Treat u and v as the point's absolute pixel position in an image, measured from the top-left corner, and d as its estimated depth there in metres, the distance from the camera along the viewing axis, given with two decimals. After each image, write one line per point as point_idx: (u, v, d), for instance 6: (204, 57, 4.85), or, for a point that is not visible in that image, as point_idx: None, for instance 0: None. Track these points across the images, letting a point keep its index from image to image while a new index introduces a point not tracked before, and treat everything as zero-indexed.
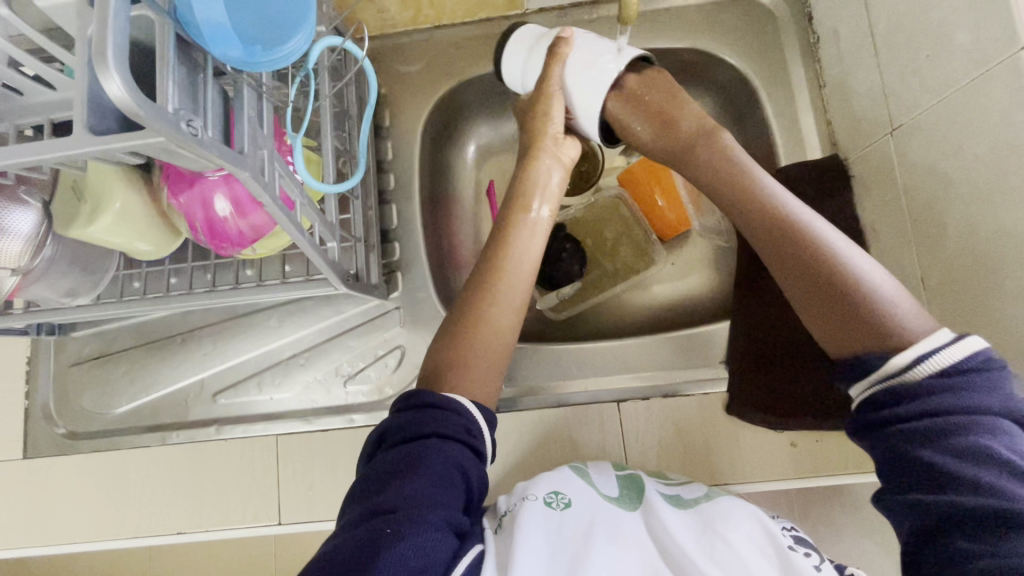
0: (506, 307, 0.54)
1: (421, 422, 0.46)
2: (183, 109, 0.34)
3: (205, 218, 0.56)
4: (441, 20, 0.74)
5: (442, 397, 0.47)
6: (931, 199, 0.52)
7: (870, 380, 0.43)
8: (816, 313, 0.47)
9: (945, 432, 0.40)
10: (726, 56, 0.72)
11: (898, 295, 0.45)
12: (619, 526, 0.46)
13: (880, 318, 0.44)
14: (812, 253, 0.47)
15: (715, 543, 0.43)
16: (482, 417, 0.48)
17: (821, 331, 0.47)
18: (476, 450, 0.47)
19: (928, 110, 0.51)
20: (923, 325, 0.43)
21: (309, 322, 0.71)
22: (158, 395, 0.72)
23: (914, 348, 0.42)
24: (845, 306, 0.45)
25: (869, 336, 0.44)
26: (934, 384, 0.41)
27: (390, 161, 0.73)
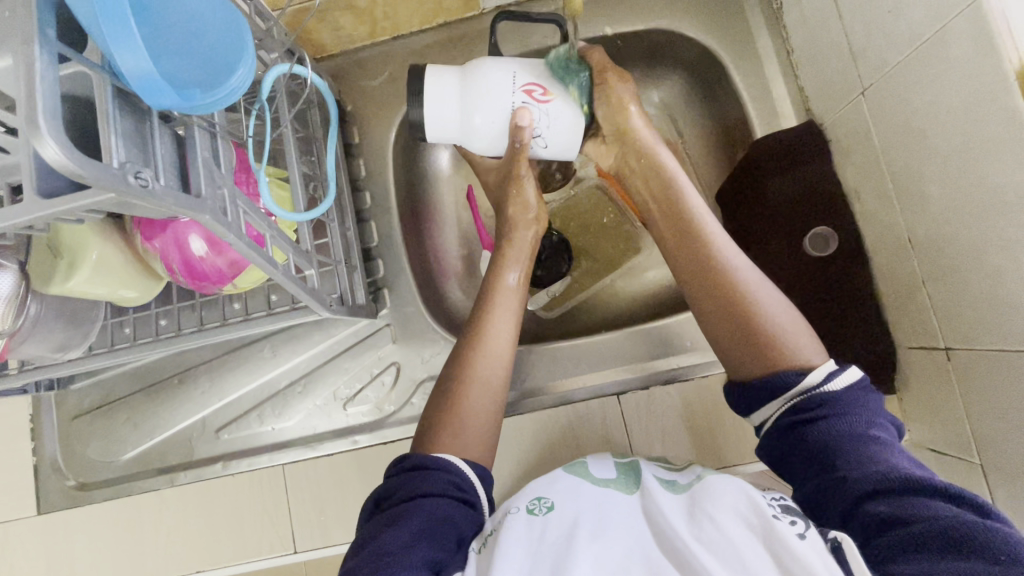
0: (495, 360, 0.56)
1: (407, 481, 0.48)
2: (130, 162, 0.34)
3: (181, 258, 0.56)
4: (398, 30, 0.73)
5: (436, 458, 0.50)
6: (909, 156, 0.51)
7: (786, 395, 0.46)
8: (717, 330, 0.51)
9: (828, 421, 0.44)
10: (689, 31, 0.71)
11: (796, 324, 0.49)
12: (607, 520, 0.44)
13: (771, 341, 0.48)
14: (718, 271, 0.51)
15: (702, 523, 0.41)
16: (474, 474, 0.50)
17: (719, 349, 0.51)
18: (469, 502, 0.49)
19: (896, 66, 0.50)
20: (808, 351, 0.47)
21: (302, 349, 0.71)
22: (162, 437, 0.72)
23: (819, 369, 0.46)
24: (753, 333, 0.49)
25: (768, 359, 0.48)
26: (833, 394, 0.45)
27: (364, 179, 0.73)
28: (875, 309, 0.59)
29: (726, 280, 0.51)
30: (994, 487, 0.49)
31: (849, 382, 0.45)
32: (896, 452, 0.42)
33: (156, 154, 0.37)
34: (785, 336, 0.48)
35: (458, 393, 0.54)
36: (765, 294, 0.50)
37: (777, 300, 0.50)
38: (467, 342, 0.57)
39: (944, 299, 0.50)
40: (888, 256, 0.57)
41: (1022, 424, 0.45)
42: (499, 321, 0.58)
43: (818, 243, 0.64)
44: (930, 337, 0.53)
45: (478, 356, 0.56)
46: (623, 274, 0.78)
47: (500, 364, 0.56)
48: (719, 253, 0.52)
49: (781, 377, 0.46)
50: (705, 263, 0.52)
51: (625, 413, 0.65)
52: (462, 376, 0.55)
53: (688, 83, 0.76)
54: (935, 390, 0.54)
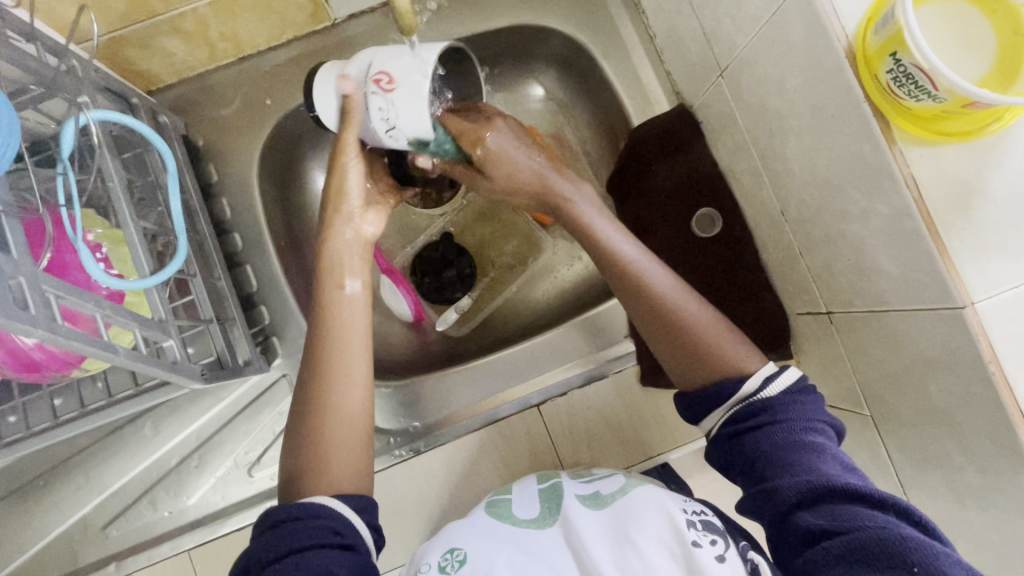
0: (353, 387, 0.50)
1: (275, 544, 0.43)
2: None
3: (3, 350, 0.47)
4: (242, 51, 0.65)
5: (300, 506, 0.45)
6: (770, 135, 0.52)
7: (727, 404, 0.48)
8: (664, 350, 0.52)
9: (769, 432, 0.45)
10: (555, 25, 0.69)
11: (731, 333, 0.51)
12: (521, 564, 0.45)
13: (711, 354, 0.50)
14: (650, 292, 0.52)
15: (627, 554, 0.44)
16: (350, 510, 0.46)
17: (669, 366, 0.52)
18: (349, 545, 0.44)
19: (745, 48, 0.51)
20: (748, 357, 0.50)
21: (190, 418, 0.64)
22: (35, 549, 0.62)
23: (756, 375, 0.48)
24: (689, 344, 0.50)
25: (707, 369, 0.50)
26: (772, 401, 0.47)
27: (231, 219, 0.66)
28: (765, 281, 0.62)
29: (661, 300, 0.51)
30: (886, 434, 0.52)
31: (781, 390, 0.47)
32: (830, 456, 0.44)
33: None
34: (724, 348, 0.50)
35: (316, 432, 0.49)
36: (697, 310, 0.52)
37: (708, 312, 0.52)
38: (314, 368, 0.51)
39: (818, 268, 0.53)
40: (767, 231, 0.59)
41: (899, 377, 0.47)
42: (348, 344, 0.51)
43: (705, 224, 0.65)
44: (814, 303, 0.56)
45: (333, 384, 0.50)
46: (529, 277, 0.76)
47: (359, 395, 0.51)
48: (647, 272, 0.53)
49: (719, 386, 0.48)
50: (637, 283, 0.52)
51: (548, 423, 0.64)
52: (316, 410, 0.49)
53: (564, 76, 0.75)
54: (824, 351, 0.57)
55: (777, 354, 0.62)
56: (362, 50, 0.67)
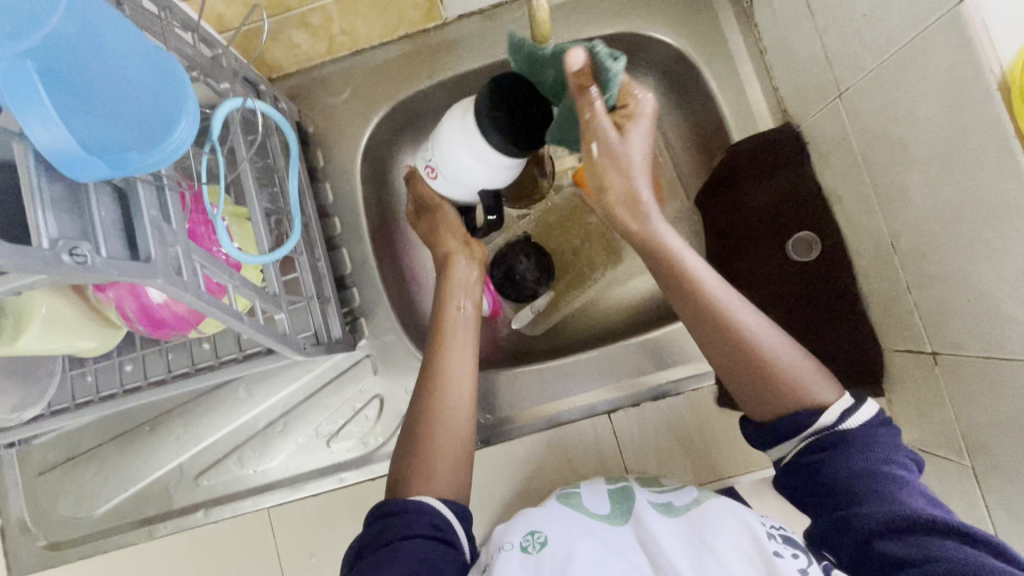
0: (457, 384, 0.55)
1: (385, 530, 0.47)
2: (63, 236, 0.31)
3: (137, 305, 0.52)
4: (357, 45, 0.69)
5: (407, 501, 0.49)
6: (889, 162, 0.50)
7: (801, 436, 0.46)
8: (728, 367, 0.49)
9: (843, 458, 0.44)
10: (661, 34, 0.68)
11: (801, 358, 0.48)
12: (601, 550, 0.46)
13: (783, 382, 0.47)
14: (717, 313, 0.49)
15: (705, 556, 0.44)
16: (453, 513, 0.49)
17: (734, 386, 0.50)
18: (448, 541, 0.48)
19: (874, 70, 0.49)
20: (820, 387, 0.47)
21: (280, 386, 0.68)
22: (136, 488, 0.68)
23: (833, 410, 0.46)
24: (754, 364, 0.48)
25: (774, 393, 0.47)
26: (845, 432, 0.45)
27: (332, 204, 0.70)
28: (860, 313, 0.59)
29: (729, 322, 0.49)
30: (985, 488, 0.49)
31: (858, 418, 0.45)
32: (912, 490, 0.42)
33: (95, 221, 0.33)
34: (797, 376, 0.47)
35: (430, 428, 0.53)
36: (768, 335, 0.49)
37: (776, 333, 0.49)
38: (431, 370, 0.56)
39: (929, 306, 0.50)
40: (871, 261, 0.56)
41: (1011, 430, 0.45)
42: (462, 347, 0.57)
43: (800, 248, 0.63)
44: (917, 341, 0.53)
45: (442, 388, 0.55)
46: (605, 285, 0.76)
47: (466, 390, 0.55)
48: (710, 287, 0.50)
49: (795, 417, 0.46)
50: (704, 300, 0.49)
51: (617, 431, 0.64)
52: (426, 409, 0.54)
53: (661, 86, 0.75)
54: (921, 393, 0.54)
55: (866, 390, 0.60)
56: (468, 49, 0.69)
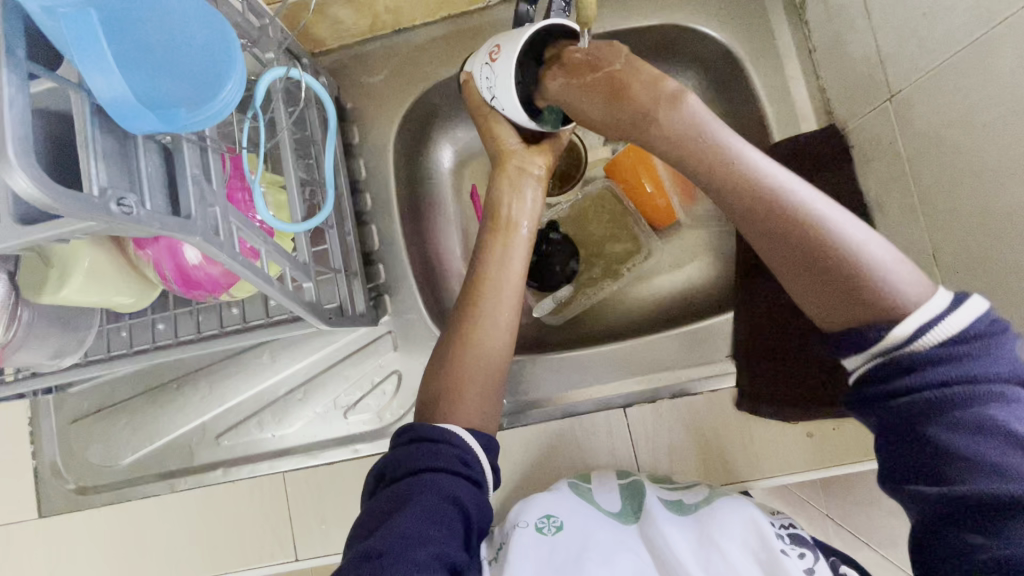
0: (495, 331, 0.54)
1: (412, 457, 0.47)
2: (112, 185, 0.32)
3: (175, 266, 0.54)
4: (399, 24, 0.69)
5: (439, 429, 0.49)
6: (937, 170, 0.48)
7: (873, 352, 0.37)
8: (774, 249, 0.41)
9: (944, 415, 0.35)
10: (707, 28, 0.67)
11: (882, 262, 0.38)
12: (614, 545, 0.48)
13: (859, 279, 0.38)
14: (772, 210, 0.41)
15: (713, 556, 0.45)
16: (478, 446, 0.49)
17: (790, 280, 0.41)
18: (474, 480, 0.48)
19: (929, 73, 0.47)
20: (916, 284, 0.37)
21: (303, 355, 0.70)
22: (161, 442, 0.71)
23: (920, 312, 0.36)
24: (815, 270, 0.39)
25: (833, 267, 0.38)
26: (935, 353, 0.35)
27: (365, 181, 0.70)
28: None
29: (790, 217, 0.40)
30: None
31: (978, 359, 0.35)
32: (1019, 448, 0.34)
33: (141, 174, 0.34)
34: (868, 268, 0.38)
35: (451, 369, 0.53)
36: (832, 215, 0.40)
37: (851, 238, 0.39)
38: (464, 309, 0.55)
39: None
40: None
41: None
42: (502, 261, 0.57)
43: None
44: None
45: (474, 336, 0.54)
46: (632, 280, 0.75)
47: (497, 341, 0.54)
48: (778, 180, 0.42)
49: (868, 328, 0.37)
50: (760, 215, 0.41)
51: (632, 427, 0.64)
52: (465, 336, 0.54)
53: (702, 81, 0.73)
54: None
55: None
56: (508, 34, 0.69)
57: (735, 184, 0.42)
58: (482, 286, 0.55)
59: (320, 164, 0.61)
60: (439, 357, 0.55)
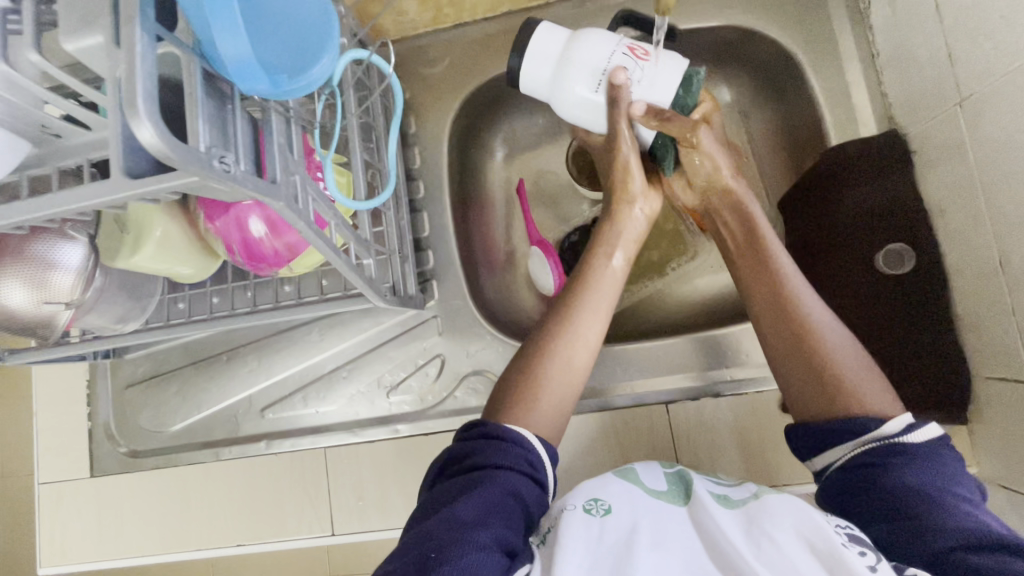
0: (581, 347, 0.54)
1: (482, 452, 0.49)
2: (214, 144, 0.34)
3: (241, 239, 0.57)
4: (461, 18, 0.71)
5: (510, 431, 0.50)
6: (1008, 175, 0.47)
7: (858, 440, 0.46)
8: (777, 335, 0.52)
9: (901, 477, 0.43)
10: (767, 30, 0.67)
11: (869, 379, 0.48)
12: (665, 533, 0.44)
13: (843, 382, 0.48)
14: (790, 304, 0.52)
15: (764, 543, 0.41)
16: (544, 452, 0.51)
17: (785, 371, 0.51)
18: (536, 480, 0.49)
19: (1003, 76, 0.47)
20: (883, 403, 0.47)
21: (349, 335, 0.71)
22: (209, 411, 0.73)
23: (898, 419, 0.45)
24: (811, 361, 0.49)
25: (827, 372, 0.48)
26: (908, 446, 0.44)
27: (418, 168, 0.72)
28: (953, 335, 0.56)
29: (803, 319, 0.51)
30: None
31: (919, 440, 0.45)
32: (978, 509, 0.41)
33: (236, 139, 0.36)
34: (857, 382, 0.47)
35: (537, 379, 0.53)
36: (835, 333, 0.50)
37: (848, 349, 0.49)
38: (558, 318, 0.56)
39: None
40: (973, 280, 0.53)
41: None
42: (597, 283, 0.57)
43: (892, 260, 0.60)
44: (1015, 369, 0.50)
45: (563, 350, 0.54)
46: (675, 279, 0.75)
47: (582, 360, 0.55)
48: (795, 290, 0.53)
49: (859, 420, 0.46)
50: (783, 303, 0.52)
51: (673, 423, 0.64)
52: (557, 346, 0.54)
53: (757, 85, 0.73)
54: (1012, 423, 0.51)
55: (951, 414, 0.57)
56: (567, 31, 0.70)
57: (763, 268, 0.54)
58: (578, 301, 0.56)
59: (381, 148, 0.63)
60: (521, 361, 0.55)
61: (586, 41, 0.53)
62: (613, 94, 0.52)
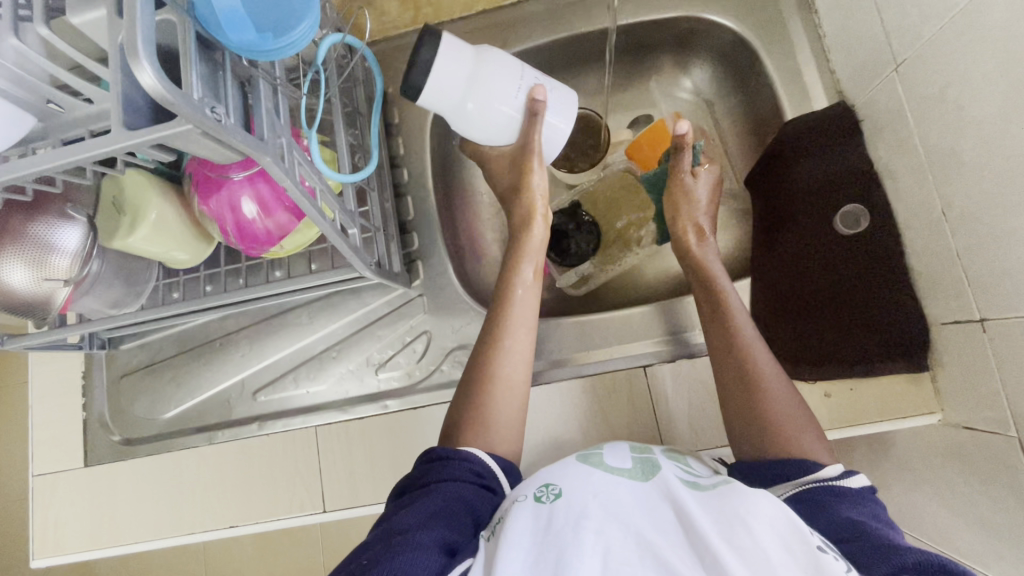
0: (516, 359, 0.60)
1: (429, 472, 0.53)
2: (207, 97, 0.37)
3: (234, 221, 0.60)
4: (439, 17, 0.76)
5: (452, 449, 0.54)
6: (942, 127, 0.51)
7: (796, 481, 0.48)
8: (728, 377, 0.57)
9: (837, 513, 0.44)
10: (724, 19, 0.72)
11: (806, 426, 0.52)
12: (617, 518, 0.42)
13: (780, 426, 0.52)
14: (740, 348, 0.57)
15: (735, 528, 0.39)
16: (498, 467, 0.54)
17: (730, 414, 0.56)
18: (488, 487, 0.53)
19: (930, 38, 0.51)
20: (818, 448, 0.51)
21: (338, 316, 0.74)
22: (202, 396, 0.75)
23: (834, 466, 0.48)
24: (752, 404, 0.54)
25: (765, 417, 0.53)
26: (847, 487, 0.47)
27: (402, 156, 0.76)
28: (910, 287, 0.59)
29: (748, 362, 0.56)
30: None
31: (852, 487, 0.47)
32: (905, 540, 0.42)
33: (227, 97, 0.40)
34: (791, 426, 0.52)
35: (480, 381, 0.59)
36: (776, 379, 0.55)
37: (788, 395, 0.54)
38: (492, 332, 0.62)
39: (977, 270, 0.51)
40: (921, 232, 0.57)
41: None
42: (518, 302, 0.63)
43: (849, 221, 0.64)
44: (965, 311, 0.53)
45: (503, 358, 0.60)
46: (650, 256, 0.79)
47: (518, 370, 0.60)
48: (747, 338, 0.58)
49: (800, 462, 0.49)
50: (733, 346, 0.57)
51: (652, 385, 0.66)
52: (495, 354, 0.60)
53: (719, 72, 0.78)
54: (968, 362, 0.54)
55: (910, 362, 0.60)
56: (539, 26, 0.75)
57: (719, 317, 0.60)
58: (505, 317, 0.62)
59: (364, 131, 0.67)
60: (472, 366, 0.61)
61: (492, 64, 0.57)
62: (533, 107, 0.60)
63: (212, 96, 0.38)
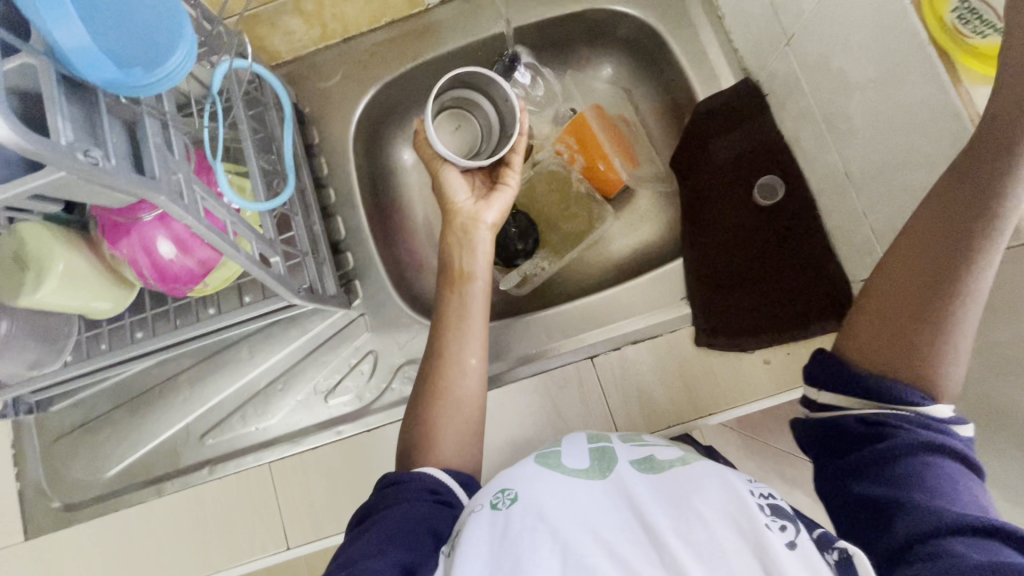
0: (464, 366, 0.59)
1: (384, 496, 0.50)
2: (80, 140, 0.35)
3: (150, 262, 0.57)
4: (347, 32, 0.75)
5: (408, 471, 0.52)
6: (833, 94, 0.54)
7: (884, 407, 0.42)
8: (907, 282, 0.42)
9: (924, 462, 0.39)
10: (628, 9, 0.73)
11: (955, 366, 0.41)
12: (571, 520, 0.41)
13: (924, 355, 0.41)
14: (949, 251, 0.40)
15: (690, 522, 0.39)
16: (455, 481, 0.53)
17: (865, 322, 0.44)
18: (448, 503, 0.51)
19: (812, 11, 0.53)
20: (952, 387, 0.41)
21: (280, 347, 0.72)
22: (146, 449, 0.72)
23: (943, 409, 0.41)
24: (897, 322, 0.42)
25: (915, 339, 0.41)
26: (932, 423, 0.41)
27: (327, 176, 0.75)
28: (827, 249, 0.62)
29: (951, 270, 0.40)
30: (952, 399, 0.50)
31: (961, 435, 0.40)
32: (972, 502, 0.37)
33: (108, 139, 0.38)
34: (939, 358, 0.40)
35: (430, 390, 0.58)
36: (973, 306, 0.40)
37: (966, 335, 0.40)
38: (440, 345, 0.60)
39: (880, 226, 0.53)
40: (831, 195, 0.60)
41: None
42: (464, 310, 0.61)
43: (768, 192, 0.67)
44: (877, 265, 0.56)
45: (452, 368, 0.59)
46: (589, 245, 0.79)
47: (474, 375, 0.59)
48: (974, 241, 0.39)
49: (900, 390, 0.41)
50: (938, 248, 0.40)
51: (600, 373, 0.67)
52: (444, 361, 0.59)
53: (633, 60, 0.80)
54: None
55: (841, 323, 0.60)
56: (450, 32, 0.75)
57: (942, 205, 0.40)
58: (449, 329, 0.61)
59: (279, 156, 0.65)
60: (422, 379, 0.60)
61: None
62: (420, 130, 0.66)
63: (88, 139, 0.36)
